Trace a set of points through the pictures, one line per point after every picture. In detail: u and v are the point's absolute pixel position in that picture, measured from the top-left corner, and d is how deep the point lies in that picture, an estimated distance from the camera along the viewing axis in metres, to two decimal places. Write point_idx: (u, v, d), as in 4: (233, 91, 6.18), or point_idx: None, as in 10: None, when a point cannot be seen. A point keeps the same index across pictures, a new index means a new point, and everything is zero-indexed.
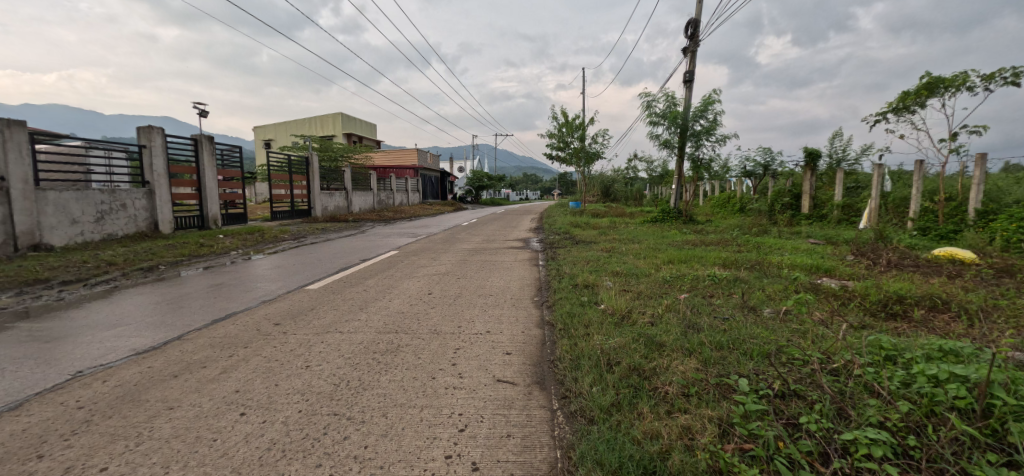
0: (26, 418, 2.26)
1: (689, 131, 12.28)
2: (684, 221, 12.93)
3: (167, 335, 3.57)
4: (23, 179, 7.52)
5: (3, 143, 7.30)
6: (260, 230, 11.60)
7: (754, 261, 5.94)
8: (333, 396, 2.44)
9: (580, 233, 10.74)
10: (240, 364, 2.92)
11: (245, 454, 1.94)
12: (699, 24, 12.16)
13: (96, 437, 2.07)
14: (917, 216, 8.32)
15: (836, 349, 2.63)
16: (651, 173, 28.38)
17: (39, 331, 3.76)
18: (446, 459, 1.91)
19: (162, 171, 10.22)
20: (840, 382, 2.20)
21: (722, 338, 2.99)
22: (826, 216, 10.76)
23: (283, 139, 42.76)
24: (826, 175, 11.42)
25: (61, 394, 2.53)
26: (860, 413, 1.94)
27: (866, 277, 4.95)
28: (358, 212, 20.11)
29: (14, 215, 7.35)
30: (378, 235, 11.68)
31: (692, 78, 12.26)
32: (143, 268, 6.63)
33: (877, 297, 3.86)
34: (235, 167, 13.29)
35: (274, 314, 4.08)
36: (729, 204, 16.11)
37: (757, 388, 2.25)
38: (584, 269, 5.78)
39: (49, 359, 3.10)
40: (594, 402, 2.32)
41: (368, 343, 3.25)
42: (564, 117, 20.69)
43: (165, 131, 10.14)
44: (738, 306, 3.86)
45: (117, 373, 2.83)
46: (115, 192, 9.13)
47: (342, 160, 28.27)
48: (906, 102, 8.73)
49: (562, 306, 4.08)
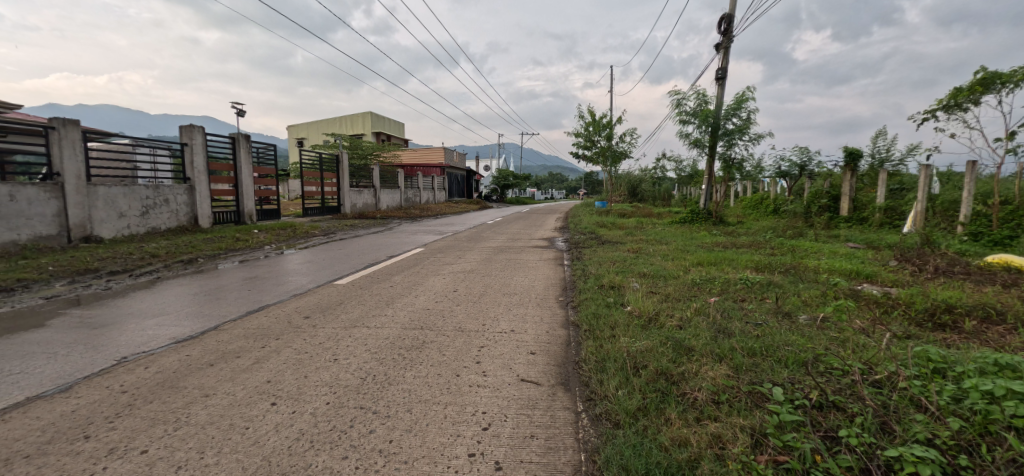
0: (75, 400, 2.40)
1: (720, 130, 11.93)
2: (714, 222, 12.53)
3: (203, 325, 3.72)
4: (76, 175, 7.98)
5: (59, 141, 7.76)
6: (293, 226, 11.94)
7: (788, 265, 5.70)
8: (359, 390, 2.48)
9: (605, 233, 10.58)
10: (272, 355, 3.00)
11: (275, 443, 1.99)
12: (733, 19, 11.77)
13: (138, 421, 2.17)
14: (968, 221, 7.78)
15: (879, 360, 2.51)
16: (679, 172, 27.67)
17: (90, 318, 3.99)
18: (469, 457, 1.91)
19: (202, 168, 10.73)
20: (883, 395, 2.09)
21: (755, 344, 2.89)
22: (866, 220, 10.21)
23: (316, 138, 44.20)
24: (867, 176, 10.99)
25: (107, 378, 2.68)
26: (906, 429, 1.83)
27: (910, 284, 4.70)
28: (386, 209, 20.47)
29: (68, 209, 7.81)
30: (405, 232, 11.86)
31: (725, 75, 11.89)
32: (184, 261, 6.95)
33: (924, 306, 3.63)
34: (269, 164, 13.72)
35: (305, 307, 4.20)
36: (762, 204, 15.59)
37: (793, 398, 2.16)
38: (610, 269, 5.71)
39: (97, 345, 3.28)
40: (619, 406, 2.27)
41: (394, 338, 3.31)
42: (591, 115, 20.39)
43: (205, 129, 10.58)
44: (771, 311, 3.71)
45: (158, 360, 2.96)
46: (159, 188, 9.61)
47: (371, 157, 28.82)
48: (957, 99, 8.20)
49: (587, 307, 4.04)
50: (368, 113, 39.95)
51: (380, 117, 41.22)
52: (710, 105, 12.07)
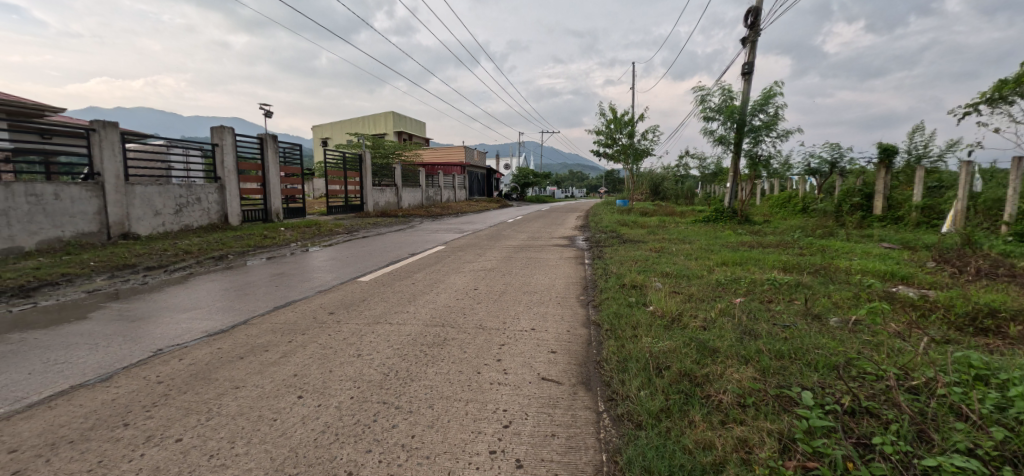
0: (115, 389, 2.52)
1: (747, 127, 11.62)
2: (740, 221, 12.23)
3: (233, 319, 3.85)
4: (115, 175, 8.36)
5: (99, 142, 8.14)
6: (317, 224, 12.21)
7: (818, 266, 5.52)
8: (382, 385, 2.53)
9: (627, 232, 10.46)
10: (298, 349, 3.09)
11: (301, 435, 2.05)
12: (760, 12, 11.44)
13: (172, 410, 2.27)
14: (1013, 220, 7.37)
15: (916, 365, 2.41)
16: (703, 170, 27.09)
17: (128, 311, 4.19)
18: (491, 454, 1.92)
19: (231, 168, 11.09)
20: (920, 402, 2.00)
21: (783, 347, 2.80)
22: (902, 219, 9.80)
23: (340, 138, 45.10)
24: (903, 174, 10.54)
25: (144, 369, 2.80)
26: (945, 438, 1.75)
27: (949, 286, 4.48)
28: (407, 207, 20.73)
29: (107, 207, 8.19)
30: (426, 230, 11.98)
31: (751, 69, 11.57)
32: (215, 257, 7.21)
33: (964, 310, 3.46)
34: (295, 164, 14.07)
35: (329, 303, 4.29)
36: (789, 203, 15.12)
37: (823, 402, 2.09)
38: (632, 269, 5.64)
39: (135, 337, 3.44)
40: (641, 407, 2.25)
41: (416, 335, 3.35)
42: (612, 113, 20.16)
43: (234, 130, 10.92)
44: (800, 313, 3.60)
45: (191, 352, 3.08)
46: (191, 187, 9.98)
47: (393, 156, 29.23)
48: (1002, 92, 7.78)
49: (608, 306, 4.00)
50: (390, 113, 40.51)
51: (401, 117, 41.74)
52: (736, 101, 11.77)
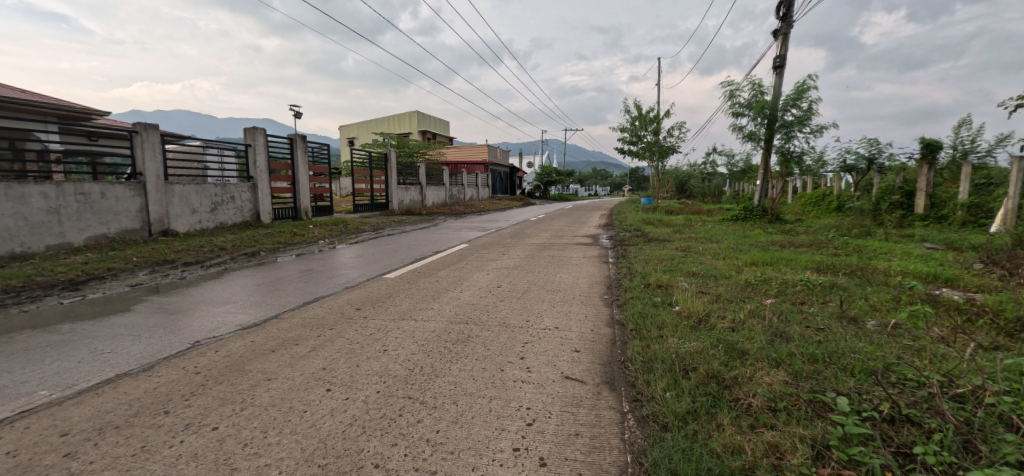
0: (156, 378, 2.65)
1: (778, 122, 11.24)
2: (770, 220, 11.85)
3: (265, 314, 3.99)
4: (156, 174, 8.78)
5: (141, 144, 8.56)
6: (344, 222, 12.50)
7: (854, 266, 5.29)
8: (407, 381, 2.57)
9: (652, 231, 10.29)
10: (327, 344, 3.17)
11: (330, 427, 2.10)
12: (793, 3, 11.04)
13: (209, 400, 2.37)
14: None
15: (961, 372, 2.28)
16: (731, 167, 26.35)
17: (168, 304, 4.39)
18: (514, 452, 1.93)
19: (263, 167, 11.46)
20: (966, 411, 1.90)
21: (817, 350, 2.71)
22: (946, 218, 9.29)
23: (366, 137, 46.02)
24: (948, 170, 10.00)
25: (183, 359, 2.94)
26: (994, 450, 1.66)
27: (999, 289, 4.23)
28: (431, 206, 20.96)
29: (149, 205, 8.60)
30: (449, 228, 12.10)
31: (783, 63, 11.18)
32: (248, 254, 7.48)
33: (1016, 315, 3.25)
34: (323, 163, 14.43)
35: (356, 299, 4.39)
36: (824, 201, 14.54)
37: (860, 409, 2.01)
38: (657, 268, 5.54)
39: (174, 329, 3.61)
40: (667, 408, 2.21)
41: (440, 332, 3.39)
42: (637, 109, 19.84)
43: (266, 131, 11.28)
44: (834, 316, 3.46)
45: (226, 344, 3.21)
46: (226, 186, 10.37)
47: (417, 154, 29.61)
48: None
49: (633, 306, 3.94)
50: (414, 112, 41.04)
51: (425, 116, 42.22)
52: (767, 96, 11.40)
